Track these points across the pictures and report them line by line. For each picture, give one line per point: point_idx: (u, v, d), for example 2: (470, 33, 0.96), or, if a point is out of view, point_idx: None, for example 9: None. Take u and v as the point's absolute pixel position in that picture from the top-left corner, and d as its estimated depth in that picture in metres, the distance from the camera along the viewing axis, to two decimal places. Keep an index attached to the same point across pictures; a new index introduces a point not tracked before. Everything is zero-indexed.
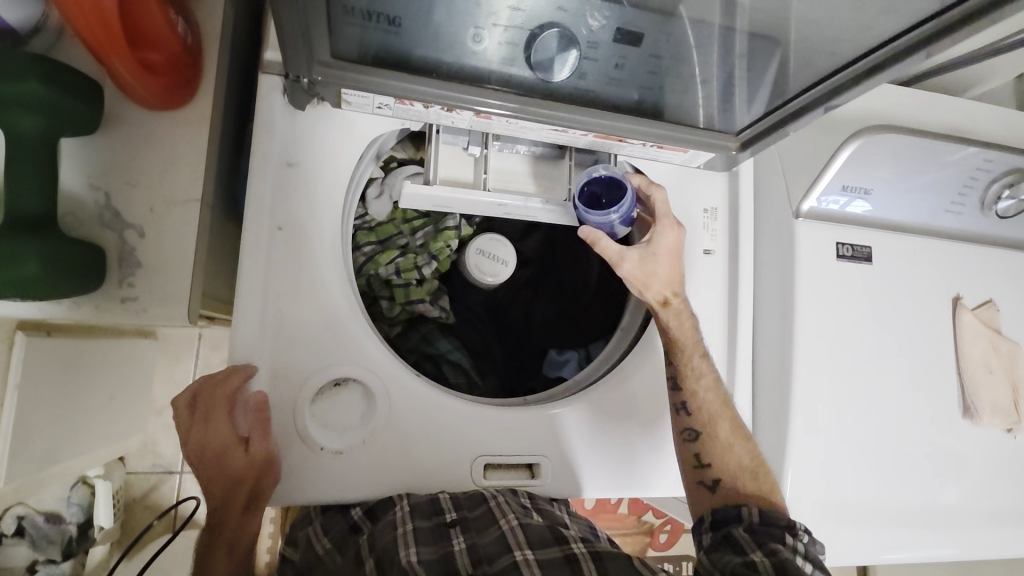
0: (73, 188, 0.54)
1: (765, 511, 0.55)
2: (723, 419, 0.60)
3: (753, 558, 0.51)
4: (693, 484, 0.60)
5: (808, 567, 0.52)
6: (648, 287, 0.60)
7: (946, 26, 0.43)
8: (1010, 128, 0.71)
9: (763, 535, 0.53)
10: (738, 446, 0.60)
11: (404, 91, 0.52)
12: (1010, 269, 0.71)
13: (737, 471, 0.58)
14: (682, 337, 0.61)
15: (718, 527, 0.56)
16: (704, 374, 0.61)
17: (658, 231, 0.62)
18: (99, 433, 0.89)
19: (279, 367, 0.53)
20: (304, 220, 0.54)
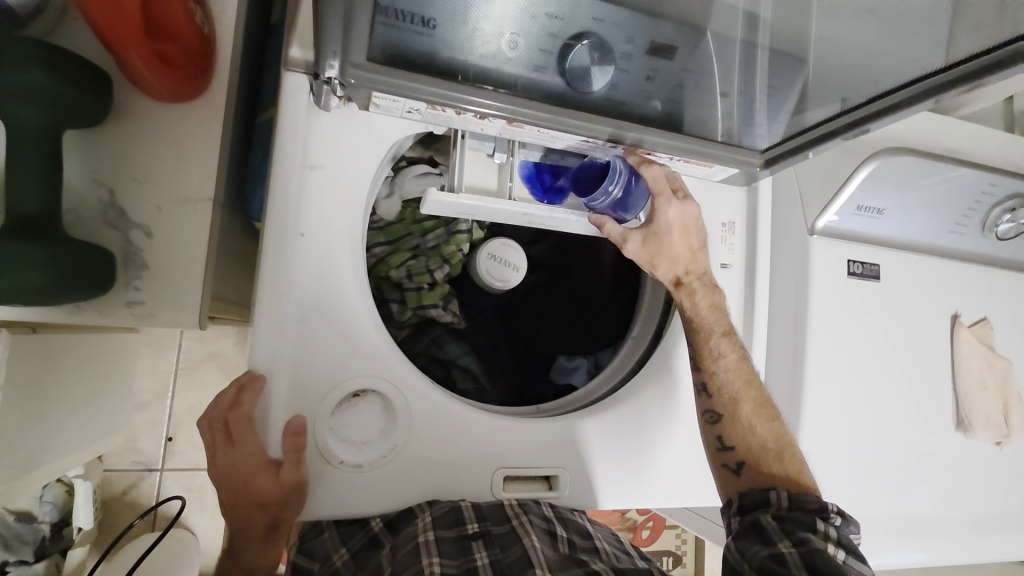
0: (76, 183, 0.50)
1: (795, 495, 0.55)
2: (746, 398, 0.60)
3: (779, 550, 0.52)
4: (719, 468, 0.60)
5: (840, 554, 0.52)
6: (658, 264, 0.61)
7: (990, 62, 0.44)
8: (1009, 153, 0.73)
9: (791, 523, 0.54)
10: (762, 428, 0.59)
11: (437, 97, 0.50)
12: (1003, 288, 0.74)
13: (760, 452, 0.58)
14: (704, 319, 0.61)
15: (746, 511, 0.57)
16: (726, 355, 0.61)
17: (659, 204, 0.59)
18: (82, 431, 0.85)
19: (298, 382, 0.50)
20: (326, 228, 0.52)
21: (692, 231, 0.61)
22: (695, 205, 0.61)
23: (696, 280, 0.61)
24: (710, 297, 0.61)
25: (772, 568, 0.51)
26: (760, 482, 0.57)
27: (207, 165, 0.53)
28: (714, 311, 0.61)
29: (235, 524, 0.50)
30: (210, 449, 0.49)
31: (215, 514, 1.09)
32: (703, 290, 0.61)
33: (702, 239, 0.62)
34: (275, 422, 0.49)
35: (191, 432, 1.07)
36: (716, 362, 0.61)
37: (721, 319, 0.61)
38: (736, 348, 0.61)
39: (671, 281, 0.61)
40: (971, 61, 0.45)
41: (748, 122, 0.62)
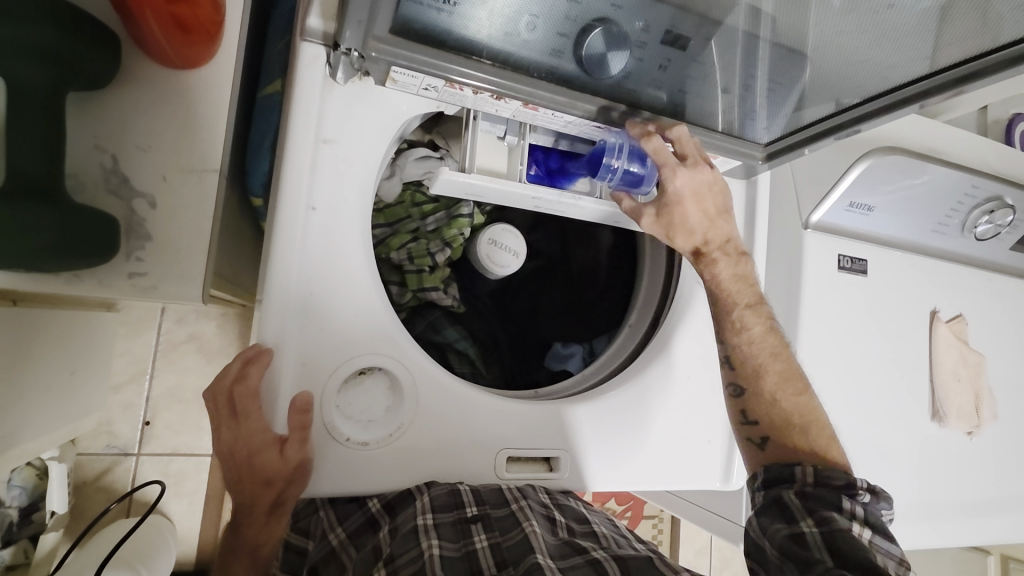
0: (77, 147, 0.49)
1: (821, 471, 0.55)
2: (770, 371, 0.59)
3: (801, 530, 0.52)
4: (744, 441, 0.60)
5: (865, 532, 0.52)
6: (675, 235, 0.60)
7: (983, 65, 0.49)
8: (988, 157, 0.77)
9: (814, 501, 0.54)
10: (786, 401, 0.58)
11: (455, 75, 0.50)
12: (976, 286, 0.78)
13: (783, 426, 0.58)
14: (726, 290, 0.60)
15: (770, 486, 0.57)
16: (750, 328, 0.60)
17: (664, 176, 0.57)
18: (58, 411, 0.81)
19: (307, 356, 0.50)
20: (338, 204, 0.51)
21: (705, 198, 0.59)
22: (706, 170, 0.59)
23: (714, 251, 0.60)
24: (731, 266, 0.61)
25: (791, 548, 0.51)
26: (785, 455, 0.57)
27: (214, 135, 0.52)
28: (737, 281, 0.60)
29: (242, 500, 0.50)
30: (215, 423, 0.48)
31: (194, 501, 1.05)
32: (721, 260, 0.60)
33: (717, 206, 0.60)
34: (282, 396, 0.49)
35: (170, 416, 1.04)
36: (738, 334, 0.60)
37: (744, 290, 0.60)
38: (763, 319, 0.60)
39: (689, 252, 0.61)
40: (962, 64, 0.50)
41: (751, 117, 0.64)
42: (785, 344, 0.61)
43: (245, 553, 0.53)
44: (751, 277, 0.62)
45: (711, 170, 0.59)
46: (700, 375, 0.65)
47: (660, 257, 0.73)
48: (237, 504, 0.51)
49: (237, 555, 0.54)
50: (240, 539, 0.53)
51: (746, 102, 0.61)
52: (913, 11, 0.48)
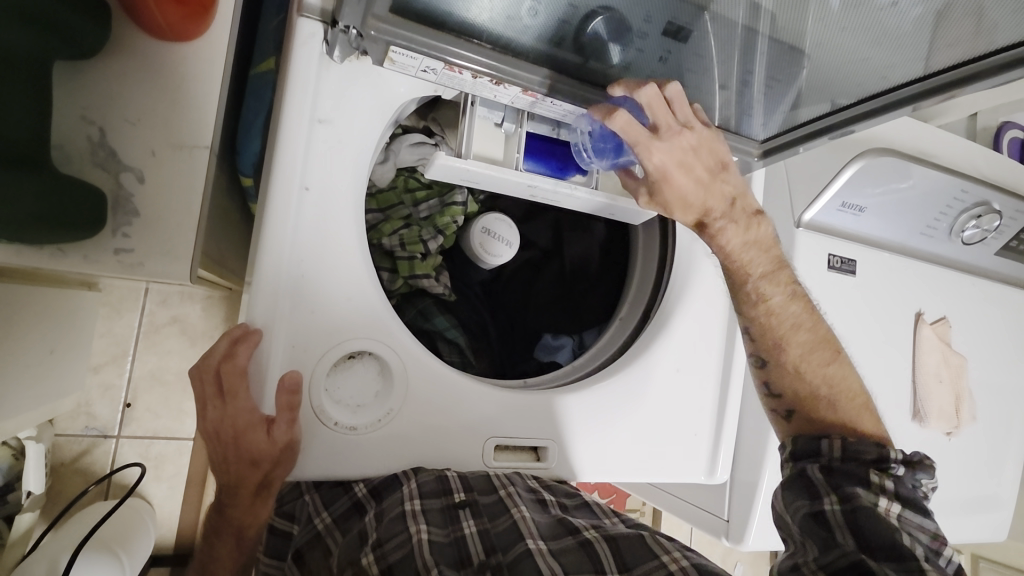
0: (63, 117, 0.48)
1: (850, 444, 0.55)
2: (793, 343, 0.58)
3: (823, 508, 0.53)
4: (771, 413, 0.61)
5: (894, 507, 0.52)
6: (673, 211, 0.56)
7: (975, 70, 0.49)
8: (977, 163, 0.78)
9: (840, 477, 0.54)
10: (809, 372, 0.58)
11: (455, 57, 0.50)
12: (960, 289, 0.79)
13: (809, 398, 0.58)
14: (738, 262, 0.57)
15: (797, 459, 0.57)
16: (770, 298, 0.58)
17: (639, 156, 0.52)
18: (36, 389, 0.79)
19: (297, 339, 0.49)
20: (332, 185, 0.50)
21: (693, 163, 0.53)
22: (685, 134, 0.53)
23: (719, 219, 0.55)
24: (741, 234, 0.56)
25: (813, 526, 0.53)
26: (812, 428, 0.57)
27: (204, 109, 0.51)
28: (748, 249, 0.57)
29: (228, 480, 0.49)
30: (201, 402, 0.47)
31: (175, 484, 1.04)
32: (729, 228, 0.56)
33: (710, 167, 0.54)
34: (271, 376, 0.48)
35: (152, 399, 1.02)
36: (756, 307, 0.58)
37: (758, 258, 0.57)
38: (781, 288, 0.58)
39: (693, 224, 0.56)
40: (956, 69, 0.51)
41: (746, 113, 0.64)
42: (811, 309, 0.59)
43: (229, 535, 0.53)
44: (765, 241, 0.58)
45: (690, 132, 0.53)
46: (689, 369, 0.65)
47: (654, 249, 0.73)
48: (224, 487, 0.50)
49: (221, 536, 0.53)
50: (226, 518, 0.52)
51: (742, 98, 0.62)
52: (905, 17, 0.48)
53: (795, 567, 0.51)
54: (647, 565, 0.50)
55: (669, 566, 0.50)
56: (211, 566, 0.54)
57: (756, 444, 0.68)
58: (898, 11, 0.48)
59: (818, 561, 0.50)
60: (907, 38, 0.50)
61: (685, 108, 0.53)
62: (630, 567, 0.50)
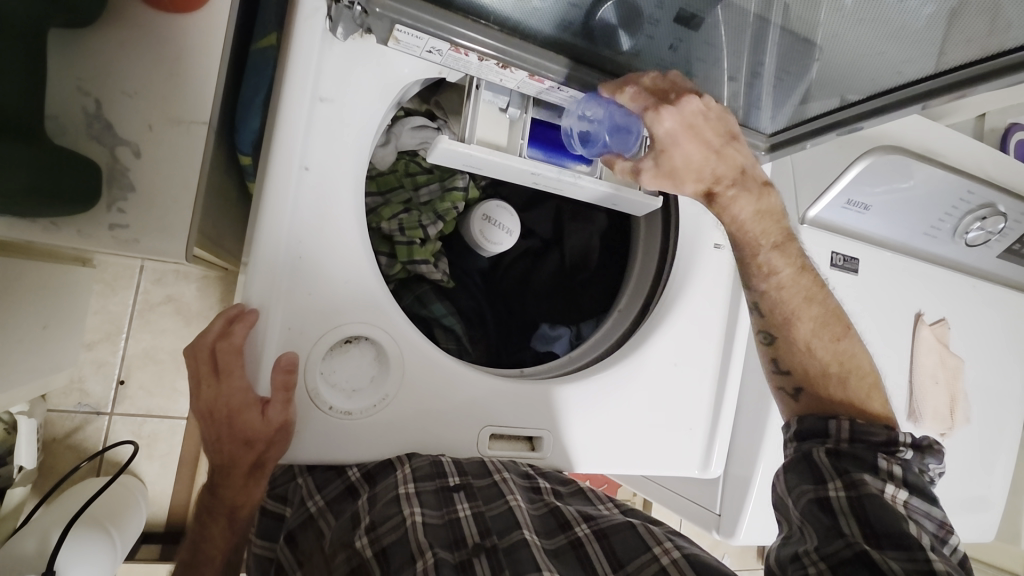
0: (57, 86, 0.47)
1: (858, 424, 0.54)
2: (804, 317, 0.57)
3: (827, 493, 0.52)
4: (777, 391, 0.60)
5: (901, 493, 0.52)
6: (682, 179, 0.55)
7: (993, 67, 0.48)
8: (985, 165, 0.78)
9: (847, 461, 0.54)
10: (819, 348, 0.57)
11: (461, 39, 0.49)
12: (961, 291, 0.79)
13: (819, 376, 0.57)
14: (749, 230, 0.56)
15: (802, 440, 0.57)
16: (779, 270, 0.57)
17: (648, 120, 0.52)
18: (30, 365, 0.79)
19: (293, 321, 0.49)
20: (331, 165, 0.49)
21: (702, 129, 0.53)
22: (695, 100, 0.53)
23: (729, 187, 0.55)
24: (753, 203, 0.56)
25: (817, 512, 0.52)
26: (820, 407, 0.57)
27: (203, 83, 0.50)
28: (760, 219, 0.56)
29: (222, 461, 0.49)
30: (195, 380, 0.47)
31: (167, 463, 1.03)
32: (740, 197, 0.55)
33: (720, 134, 0.54)
34: (269, 355, 0.48)
35: (145, 377, 1.02)
36: (767, 280, 0.57)
37: (770, 228, 0.57)
38: (791, 260, 0.57)
39: (702, 194, 0.56)
40: (977, 64, 0.49)
41: (755, 105, 0.64)
42: (821, 283, 0.59)
43: (220, 518, 0.52)
44: (775, 211, 0.57)
45: (698, 98, 0.53)
46: (686, 364, 0.65)
47: (655, 242, 0.72)
48: (215, 470, 0.50)
49: (213, 517, 0.52)
50: (217, 500, 0.51)
51: (752, 90, 0.62)
52: (919, 14, 0.48)
53: (795, 557, 0.51)
54: (638, 558, 0.50)
55: (660, 559, 0.50)
56: (202, 546, 0.54)
57: (751, 440, 0.68)
58: (912, 7, 0.47)
59: (820, 551, 0.50)
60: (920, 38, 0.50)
61: (688, 82, 0.54)
62: (623, 564, 0.50)
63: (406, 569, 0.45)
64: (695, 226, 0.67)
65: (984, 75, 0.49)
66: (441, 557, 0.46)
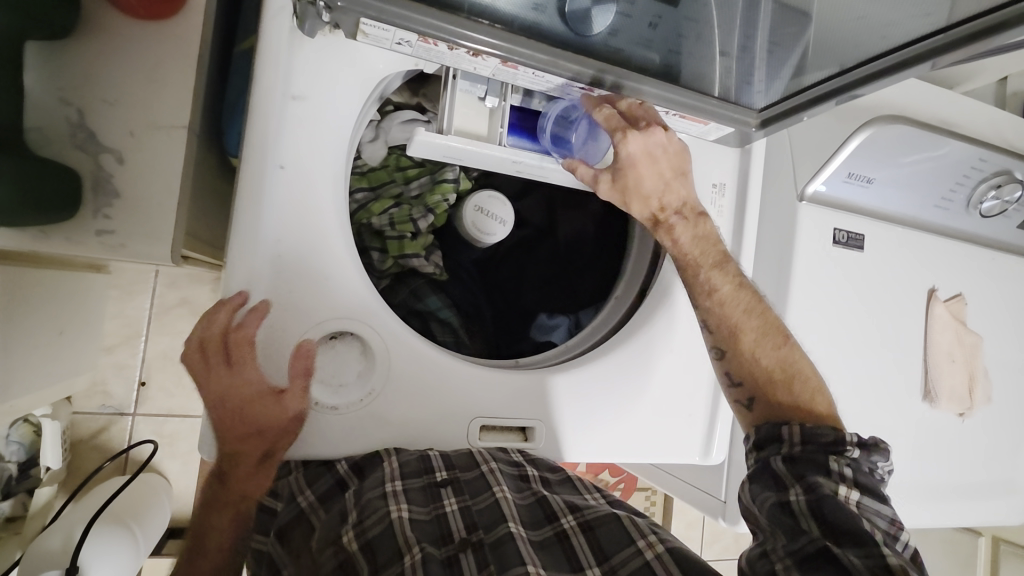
0: (41, 99, 0.48)
1: (809, 428, 0.52)
2: (746, 329, 0.57)
3: (789, 497, 0.50)
4: (733, 404, 0.58)
5: (854, 494, 0.49)
6: (631, 202, 0.59)
7: (1002, 17, 0.41)
8: (1000, 129, 0.74)
9: (803, 464, 0.51)
10: (764, 355, 0.56)
11: (429, 28, 0.48)
12: (978, 265, 0.75)
13: (768, 383, 0.56)
14: (689, 253, 0.58)
15: (761, 447, 0.55)
16: (718, 288, 0.57)
17: (615, 140, 0.56)
18: (48, 371, 0.81)
19: (276, 320, 0.49)
20: (307, 163, 0.49)
21: (659, 159, 0.58)
22: (658, 131, 0.58)
23: (672, 214, 0.59)
24: (690, 229, 0.59)
25: (779, 516, 0.50)
26: (774, 415, 0.55)
27: (182, 88, 0.50)
28: (697, 243, 0.58)
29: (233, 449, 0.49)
30: (204, 371, 0.47)
31: (188, 460, 1.07)
32: (679, 224, 0.59)
33: (674, 167, 0.59)
34: (263, 351, 0.49)
35: (165, 379, 1.05)
36: (708, 298, 0.57)
37: (707, 249, 0.58)
38: (730, 277, 0.58)
39: (647, 219, 0.59)
40: (988, 14, 0.42)
41: (746, 81, 0.61)
42: (760, 297, 0.58)
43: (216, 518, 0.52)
44: (712, 236, 0.59)
45: (664, 131, 0.58)
46: (683, 349, 0.64)
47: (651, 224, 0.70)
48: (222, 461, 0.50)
49: (207, 521, 0.52)
50: (219, 488, 0.52)
51: (742, 65, 0.59)
52: None
53: (762, 555, 0.49)
54: (623, 551, 0.50)
55: (644, 553, 0.49)
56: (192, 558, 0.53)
57: None
58: None
59: (786, 548, 0.48)
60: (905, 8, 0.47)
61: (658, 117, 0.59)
62: (608, 557, 0.50)
63: (393, 562, 0.46)
64: None
65: (990, 30, 0.42)
66: (428, 552, 0.47)
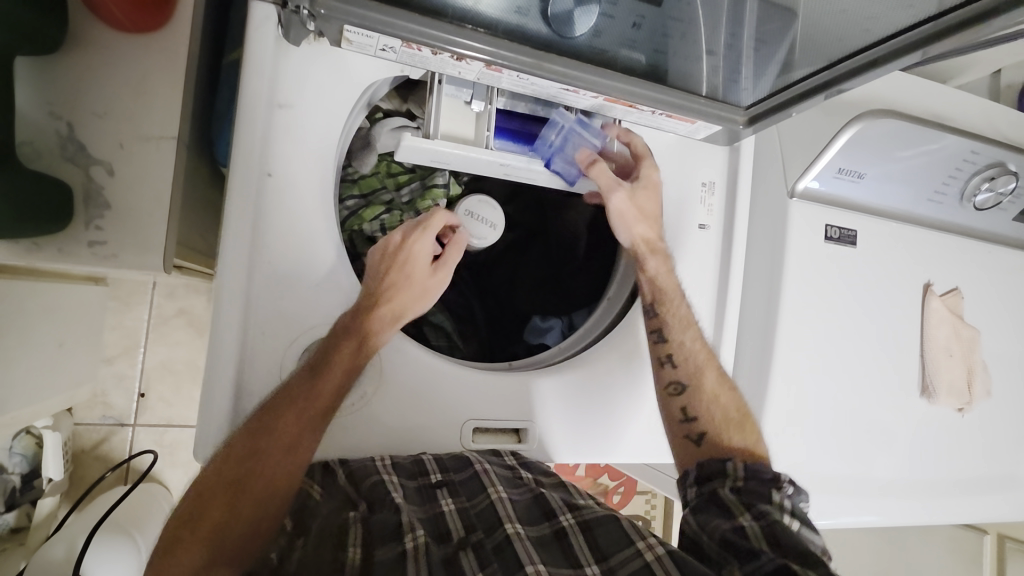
0: (30, 114, 0.49)
1: (750, 465, 0.54)
2: (708, 369, 0.60)
3: (741, 523, 0.51)
4: (681, 439, 0.59)
5: (795, 523, 0.51)
6: (635, 222, 0.61)
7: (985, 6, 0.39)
8: (992, 121, 0.74)
9: (750, 494, 0.52)
10: (723, 397, 0.59)
11: (412, 34, 0.48)
12: (974, 258, 0.75)
13: (723, 422, 0.58)
14: (670, 285, 0.61)
15: (704, 482, 0.55)
16: (692, 325, 0.61)
17: (647, 163, 0.63)
18: (47, 383, 0.82)
19: (268, 327, 0.50)
20: (294, 170, 0.50)
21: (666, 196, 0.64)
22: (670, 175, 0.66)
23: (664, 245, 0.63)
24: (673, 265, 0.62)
25: (733, 540, 0.50)
26: (720, 452, 0.56)
27: (170, 99, 0.51)
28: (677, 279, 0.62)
29: (289, 392, 0.47)
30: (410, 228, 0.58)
31: (189, 469, 1.07)
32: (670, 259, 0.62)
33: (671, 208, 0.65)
34: (258, 360, 0.49)
35: (164, 389, 1.05)
36: (684, 331, 0.60)
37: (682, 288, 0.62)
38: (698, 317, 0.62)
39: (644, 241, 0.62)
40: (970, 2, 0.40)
41: (733, 79, 0.61)
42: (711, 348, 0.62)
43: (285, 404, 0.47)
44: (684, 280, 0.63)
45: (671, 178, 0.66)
46: None
47: None
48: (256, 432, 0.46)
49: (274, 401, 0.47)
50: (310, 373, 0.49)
51: (728, 63, 0.60)
52: None
53: None
54: (623, 554, 0.50)
55: (644, 554, 0.49)
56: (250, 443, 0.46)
57: None
58: None
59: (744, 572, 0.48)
60: (885, 3, 0.46)
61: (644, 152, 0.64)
62: (607, 556, 0.50)
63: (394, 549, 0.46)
64: (679, 205, 0.66)
65: (973, 18, 0.40)
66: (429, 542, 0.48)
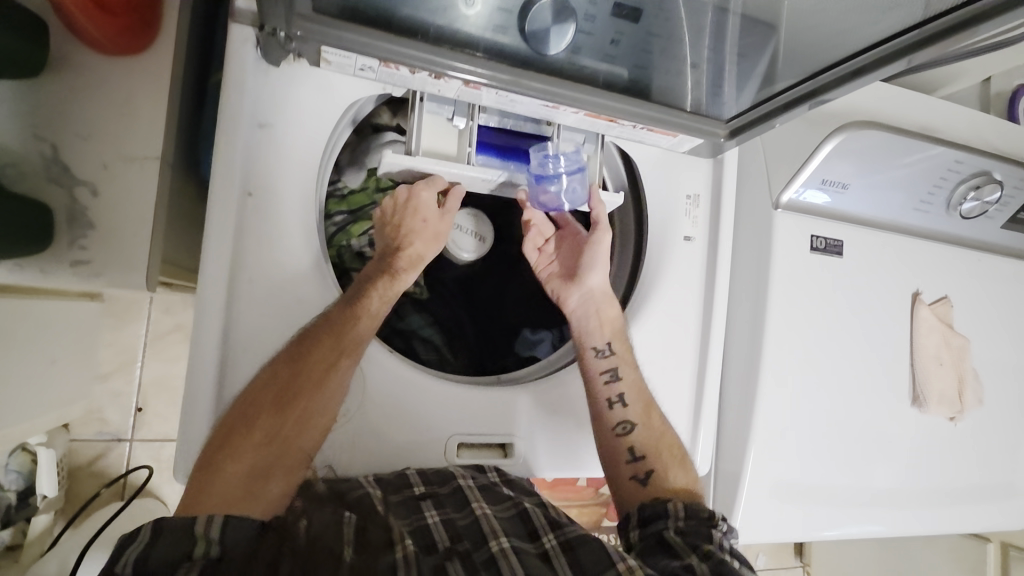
0: (13, 136, 0.49)
1: (689, 504, 0.55)
2: (654, 408, 0.60)
3: (691, 562, 0.50)
4: (629, 479, 0.58)
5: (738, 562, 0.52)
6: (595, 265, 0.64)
7: (961, 17, 0.39)
8: (977, 130, 0.74)
9: (694, 535, 0.53)
10: (669, 434, 0.60)
11: (389, 53, 0.49)
12: (962, 266, 0.75)
13: (665, 460, 0.59)
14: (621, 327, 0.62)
15: (646, 525, 0.55)
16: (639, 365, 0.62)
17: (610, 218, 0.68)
18: (40, 401, 0.82)
19: (249, 344, 0.50)
20: (275, 188, 0.50)
21: None
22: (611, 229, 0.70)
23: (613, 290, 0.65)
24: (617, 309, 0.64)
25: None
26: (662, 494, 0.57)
27: (152, 119, 0.51)
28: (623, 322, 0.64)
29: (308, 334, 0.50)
30: None
31: None
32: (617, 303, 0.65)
33: None
34: (242, 383, 0.50)
35: (160, 404, 1.06)
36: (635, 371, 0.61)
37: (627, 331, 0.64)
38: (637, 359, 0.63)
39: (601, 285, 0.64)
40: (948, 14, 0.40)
41: (714, 91, 0.62)
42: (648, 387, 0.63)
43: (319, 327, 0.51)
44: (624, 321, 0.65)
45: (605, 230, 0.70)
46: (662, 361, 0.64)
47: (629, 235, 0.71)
48: (281, 378, 0.48)
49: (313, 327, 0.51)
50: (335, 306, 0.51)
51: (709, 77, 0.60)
52: None
53: None
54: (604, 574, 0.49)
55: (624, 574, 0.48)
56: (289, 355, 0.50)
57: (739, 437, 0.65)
58: None
59: None
60: None
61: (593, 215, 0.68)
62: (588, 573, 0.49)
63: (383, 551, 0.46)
64: (664, 216, 0.66)
65: (950, 30, 0.40)
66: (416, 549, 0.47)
